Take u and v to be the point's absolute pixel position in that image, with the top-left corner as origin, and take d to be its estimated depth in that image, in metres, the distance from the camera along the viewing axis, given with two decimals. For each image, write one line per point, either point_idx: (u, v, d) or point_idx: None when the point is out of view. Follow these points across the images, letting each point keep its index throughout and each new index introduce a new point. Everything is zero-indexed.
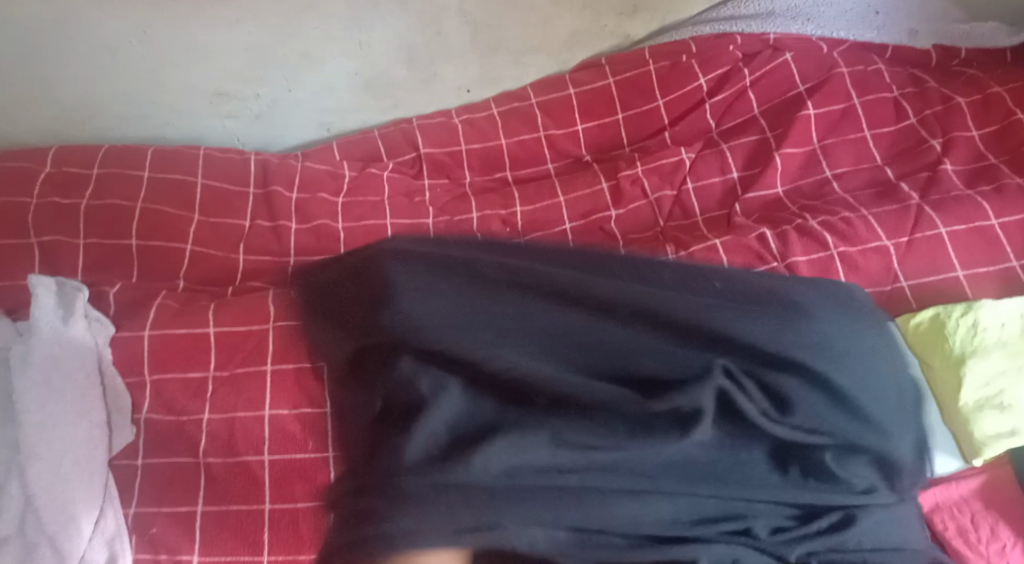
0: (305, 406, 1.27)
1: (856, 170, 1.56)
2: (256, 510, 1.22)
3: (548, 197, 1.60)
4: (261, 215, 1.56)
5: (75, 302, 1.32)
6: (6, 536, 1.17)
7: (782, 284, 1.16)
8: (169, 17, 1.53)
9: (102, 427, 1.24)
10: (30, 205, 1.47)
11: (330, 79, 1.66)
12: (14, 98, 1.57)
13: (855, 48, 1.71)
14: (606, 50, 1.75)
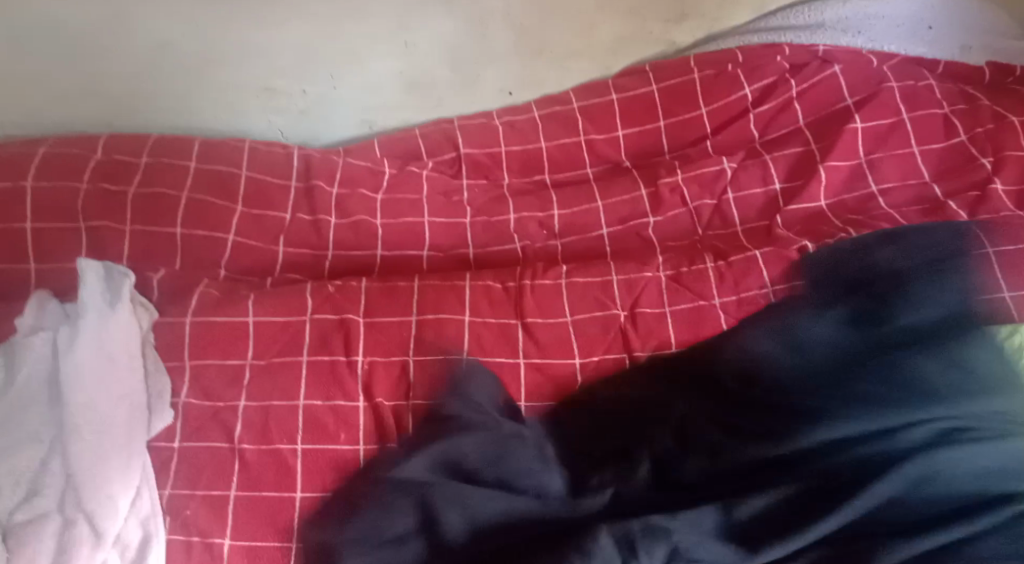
0: (339, 397, 1.28)
1: (902, 186, 1.54)
2: (287, 499, 1.21)
3: (587, 200, 1.60)
4: (302, 209, 1.57)
5: (122, 287, 1.34)
6: (47, 512, 1.18)
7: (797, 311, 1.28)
8: (220, 12, 1.55)
9: (142, 408, 1.26)
10: (80, 190, 1.49)
11: (375, 78, 1.68)
12: (65, 85, 1.60)
13: (905, 62, 1.69)
14: (651, 56, 1.74)
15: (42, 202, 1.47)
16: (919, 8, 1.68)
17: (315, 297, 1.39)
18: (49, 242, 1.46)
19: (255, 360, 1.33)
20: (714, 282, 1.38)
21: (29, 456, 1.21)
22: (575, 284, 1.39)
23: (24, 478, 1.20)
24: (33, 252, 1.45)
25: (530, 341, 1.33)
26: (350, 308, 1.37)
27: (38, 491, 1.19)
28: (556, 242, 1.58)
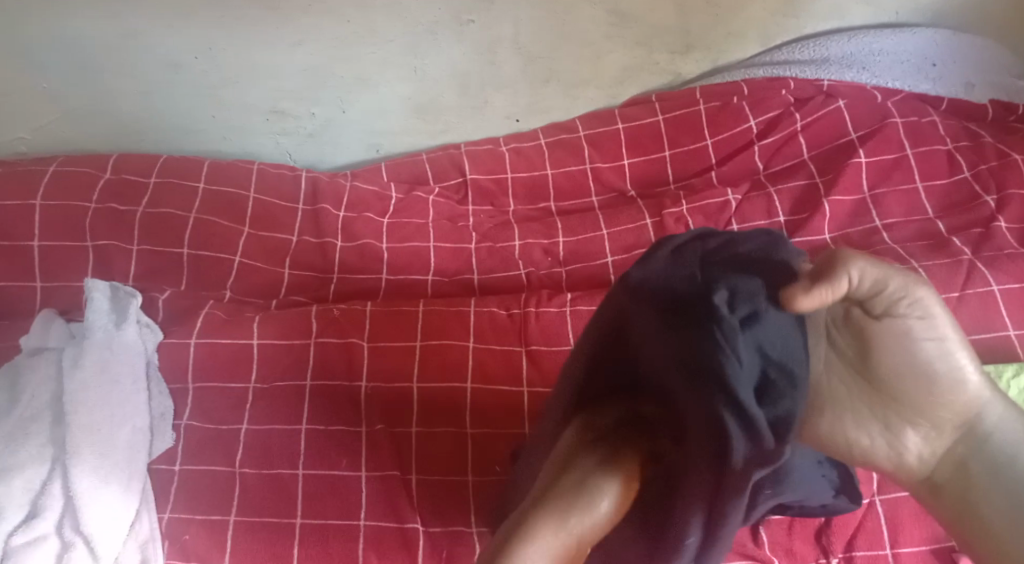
0: (340, 423, 1.33)
1: (906, 222, 1.55)
2: (287, 523, 1.25)
3: (592, 228, 1.61)
4: (308, 231, 1.58)
5: (128, 308, 1.37)
6: (44, 534, 1.18)
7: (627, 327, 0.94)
8: (229, 35, 1.54)
9: (145, 431, 1.28)
10: (88, 210, 1.50)
11: (384, 102, 1.69)
12: (79, 103, 1.61)
13: (909, 99, 1.70)
14: (657, 87, 1.74)
15: (49, 221, 1.48)
16: (926, 46, 1.70)
17: (319, 320, 1.42)
18: (53, 260, 1.46)
19: (259, 383, 1.37)
20: None
21: (28, 478, 1.20)
22: (580, 312, 1.45)
23: (22, 500, 1.19)
24: (39, 269, 1.46)
25: (534, 367, 1.40)
26: (354, 332, 1.42)
27: (38, 513, 1.19)
28: (560, 269, 1.58)
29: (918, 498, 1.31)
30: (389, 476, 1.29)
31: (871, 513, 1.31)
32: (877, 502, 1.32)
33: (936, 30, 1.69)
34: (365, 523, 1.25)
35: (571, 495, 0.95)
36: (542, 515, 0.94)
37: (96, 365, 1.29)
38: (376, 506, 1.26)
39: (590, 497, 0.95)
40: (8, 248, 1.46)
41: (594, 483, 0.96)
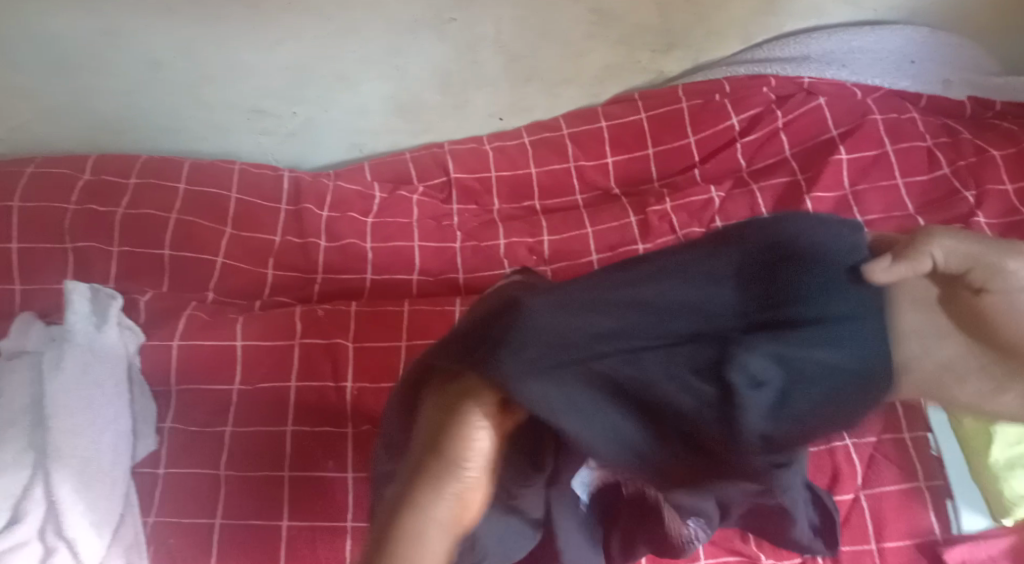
0: (326, 425, 1.33)
1: (885, 218, 1.56)
2: (273, 526, 1.24)
3: (576, 226, 1.62)
4: (291, 231, 1.57)
5: (110, 309, 1.36)
6: (25, 539, 1.17)
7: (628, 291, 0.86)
8: (210, 34, 1.53)
9: (128, 435, 1.27)
10: (68, 211, 1.49)
11: (367, 100, 1.68)
12: (57, 102, 1.59)
13: (889, 96, 1.73)
14: (639, 85, 1.74)
15: (28, 222, 1.46)
16: (904, 45, 1.70)
17: (303, 320, 1.42)
18: (32, 262, 1.45)
19: (243, 385, 1.36)
20: None
21: (9, 483, 1.19)
22: None
23: (3, 506, 1.18)
24: (18, 272, 1.44)
25: None
26: (339, 332, 1.41)
27: (19, 518, 1.18)
28: (545, 267, 1.58)
29: (901, 493, 1.30)
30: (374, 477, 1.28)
31: (856, 508, 1.30)
32: (862, 497, 1.30)
33: (914, 29, 1.69)
34: (352, 525, 1.24)
35: (443, 452, 0.83)
36: (423, 489, 0.83)
37: (76, 368, 1.28)
38: (363, 507, 1.25)
39: (461, 444, 0.83)
40: None
41: (458, 430, 0.83)
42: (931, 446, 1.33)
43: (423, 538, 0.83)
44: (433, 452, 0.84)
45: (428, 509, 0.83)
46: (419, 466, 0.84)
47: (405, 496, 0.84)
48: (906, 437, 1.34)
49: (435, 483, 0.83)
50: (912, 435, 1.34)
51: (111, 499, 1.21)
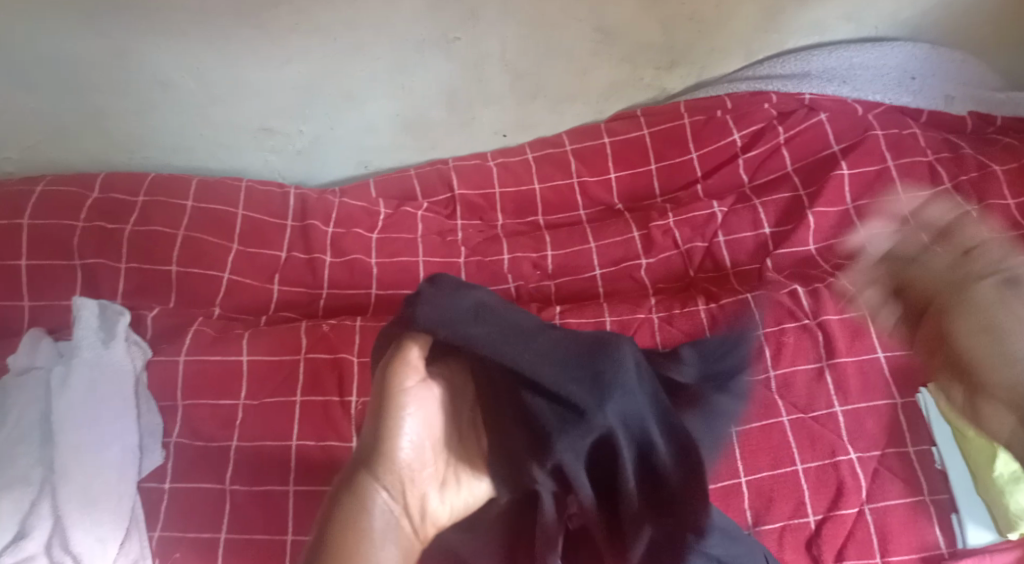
0: (330, 438, 1.33)
1: (890, 232, 1.56)
2: (279, 541, 1.26)
3: (579, 242, 1.63)
4: (298, 247, 1.59)
5: (117, 326, 1.37)
6: (32, 555, 1.19)
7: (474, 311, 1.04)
8: (220, 54, 1.55)
9: (134, 450, 1.27)
10: (77, 228, 1.50)
11: (372, 118, 1.69)
12: (68, 121, 1.61)
13: (890, 111, 1.72)
14: (643, 101, 1.76)
15: (38, 240, 1.48)
16: (905, 60, 1.73)
17: (308, 335, 1.42)
18: (42, 279, 1.46)
19: (249, 400, 1.36)
20: (707, 324, 1.42)
21: (16, 499, 1.20)
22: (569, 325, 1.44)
23: (10, 521, 1.19)
24: (27, 288, 1.45)
25: None
26: (344, 347, 1.40)
27: (26, 534, 1.19)
28: (549, 282, 1.59)
29: (907, 507, 1.30)
30: None
31: (862, 522, 1.29)
32: (867, 511, 1.30)
33: (915, 45, 1.73)
34: None
35: (382, 451, 1.06)
36: (365, 475, 1.05)
37: (84, 386, 1.29)
38: None
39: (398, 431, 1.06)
40: None
41: (392, 428, 1.05)
42: (935, 459, 1.32)
43: (364, 527, 1.03)
44: (376, 451, 1.06)
45: (367, 497, 1.04)
46: (367, 460, 1.06)
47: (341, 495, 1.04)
48: (909, 450, 1.33)
49: (379, 474, 1.05)
50: (916, 448, 1.33)
51: (115, 516, 1.22)
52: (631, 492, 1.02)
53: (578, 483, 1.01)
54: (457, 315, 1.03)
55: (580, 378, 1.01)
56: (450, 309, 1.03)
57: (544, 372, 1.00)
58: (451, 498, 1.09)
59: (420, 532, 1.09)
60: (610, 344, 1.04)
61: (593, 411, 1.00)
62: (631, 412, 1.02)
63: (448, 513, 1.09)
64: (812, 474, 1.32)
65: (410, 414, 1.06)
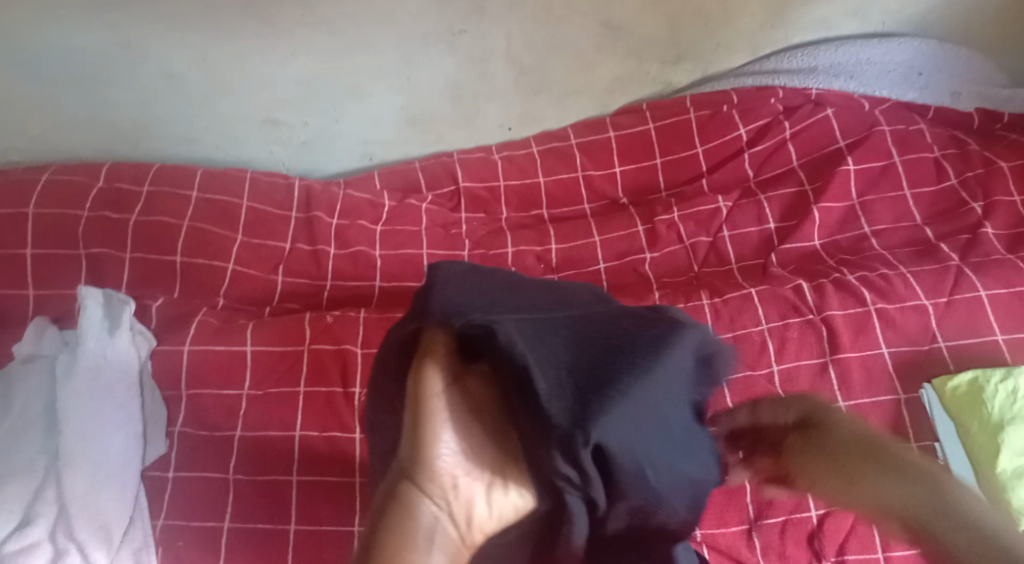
0: (334, 429, 1.33)
1: (895, 228, 1.57)
2: (282, 530, 1.26)
3: (583, 235, 1.62)
4: (302, 238, 1.59)
5: (122, 316, 1.36)
6: (37, 541, 1.19)
7: (481, 291, 0.98)
8: (225, 46, 1.55)
9: (137, 438, 1.28)
10: (82, 218, 1.50)
11: (377, 110, 1.69)
12: (73, 112, 1.61)
13: (897, 107, 1.73)
14: (648, 96, 1.75)
15: (43, 229, 1.48)
16: (911, 56, 1.72)
17: (312, 327, 1.42)
18: (48, 268, 1.47)
19: (253, 390, 1.36)
20: (710, 318, 1.42)
21: (22, 485, 1.22)
22: None
23: (15, 506, 1.21)
24: (32, 278, 1.46)
25: None
26: (348, 338, 1.40)
27: (30, 520, 1.20)
28: (553, 276, 1.59)
29: None
30: None
31: None
32: None
33: (921, 41, 1.71)
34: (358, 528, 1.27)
35: (422, 459, 0.93)
36: (408, 487, 0.93)
37: (90, 374, 1.29)
38: None
39: (434, 435, 0.93)
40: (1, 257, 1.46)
41: (432, 434, 0.93)
42: (939, 455, 1.32)
43: (410, 544, 0.91)
44: (415, 460, 0.93)
45: (411, 509, 0.92)
46: (407, 469, 0.94)
47: (383, 511, 0.93)
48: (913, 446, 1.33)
49: (422, 484, 0.93)
50: (918, 444, 1.33)
51: (119, 505, 1.23)
52: (651, 491, 0.91)
53: (592, 484, 0.88)
54: (475, 301, 0.97)
55: (591, 372, 0.90)
56: (455, 288, 0.98)
57: (548, 375, 0.89)
58: (500, 502, 0.94)
59: (467, 540, 0.95)
60: (660, 324, 0.95)
61: (591, 416, 0.87)
62: (651, 406, 0.90)
63: (497, 520, 0.94)
64: None
65: (450, 413, 0.94)
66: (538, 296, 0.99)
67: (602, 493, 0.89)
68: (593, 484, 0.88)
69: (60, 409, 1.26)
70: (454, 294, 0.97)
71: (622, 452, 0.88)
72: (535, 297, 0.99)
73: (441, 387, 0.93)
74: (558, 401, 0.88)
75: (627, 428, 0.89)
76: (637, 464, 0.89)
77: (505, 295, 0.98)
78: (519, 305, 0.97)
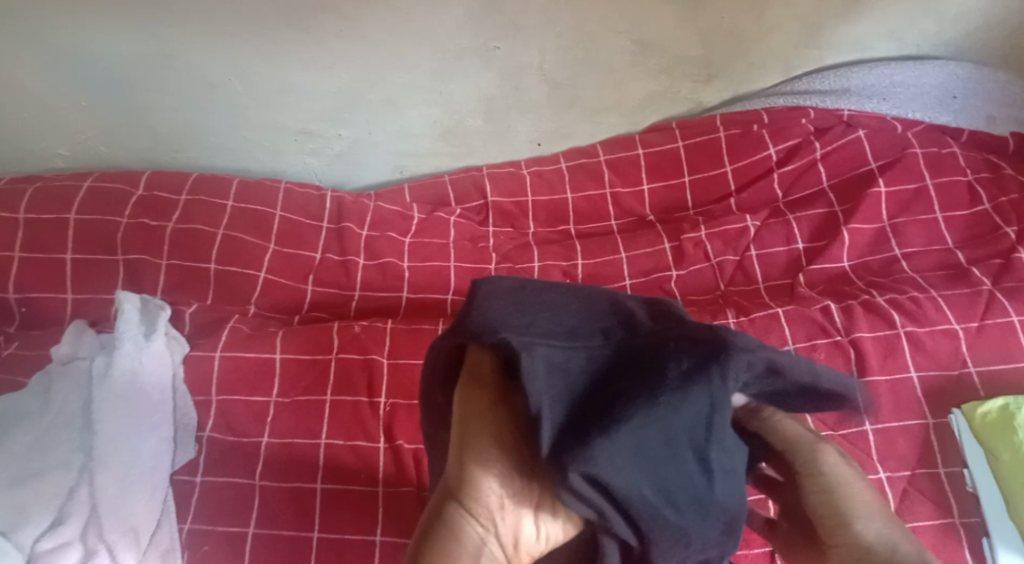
0: (360, 438, 1.34)
1: (926, 251, 1.57)
2: (306, 537, 1.27)
3: (611, 252, 1.63)
4: (332, 249, 1.61)
5: (158, 320, 1.39)
6: (70, 539, 1.21)
7: (522, 305, 0.96)
8: (264, 58, 1.58)
9: (169, 441, 1.30)
10: (120, 224, 1.53)
11: (409, 124, 1.71)
12: (114, 120, 1.64)
13: (930, 130, 1.71)
14: (678, 114, 1.76)
15: (82, 234, 1.51)
16: (947, 79, 1.72)
17: (340, 336, 1.43)
18: (85, 273, 1.49)
19: (281, 397, 1.37)
20: None
21: (56, 484, 1.23)
22: None
23: (49, 505, 1.22)
24: (71, 281, 1.49)
25: None
26: (376, 349, 1.41)
27: (63, 518, 1.22)
28: None
29: (938, 530, 1.28)
30: (401, 490, 1.31)
31: None
32: None
33: (957, 64, 1.72)
34: (381, 538, 1.27)
35: (465, 483, 0.94)
36: (454, 509, 0.94)
37: (125, 378, 1.31)
38: (393, 521, 1.28)
39: (480, 458, 0.94)
40: (42, 260, 1.49)
41: (476, 457, 0.94)
42: (967, 482, 1.31)
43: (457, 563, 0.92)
44: (461, 479, 0.94)
45: (455, 530, 0.93)
46: (453, 488, 0.95)
47: (428, 526, 0.94)
48: (940, 471, 1.32)
49: (467, 506, 0.94)
50: (946, 469, 1.32)
51: (149, 507, 1.25)
52: (680, 526, 0.91)
53: (610, 517, 0.90)
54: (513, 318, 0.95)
55: (606, 409, 0.90)
56: (500, 302, 0.96)
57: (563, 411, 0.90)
58: (546, 526, 0.95)
59: (513, 561, 0.96)
60: (702, 354, 0.92)
61: (603, 457, 0.88)
62: (671, 443, 0.90)
63: (543, 544, 0.95)
64: None
65: (498, 437, 0.94)
66: (582, 313, 0.97)
67: (623, 527, 0.91)
68: (612, 519, 0.90)
69: (95, 411, 1.28)
70: (495, 308, 0.96)
71: (639, 490, 0.89)
72: (580, 313, 0.97)
73: (481, 407, 0.95)
74: (563, 439, 0.89)
75: (640, 469, 0.89)
76: (659, 501, 0.90)
77: (546, 310, 0.96)
78: (561, 323, 0.95)
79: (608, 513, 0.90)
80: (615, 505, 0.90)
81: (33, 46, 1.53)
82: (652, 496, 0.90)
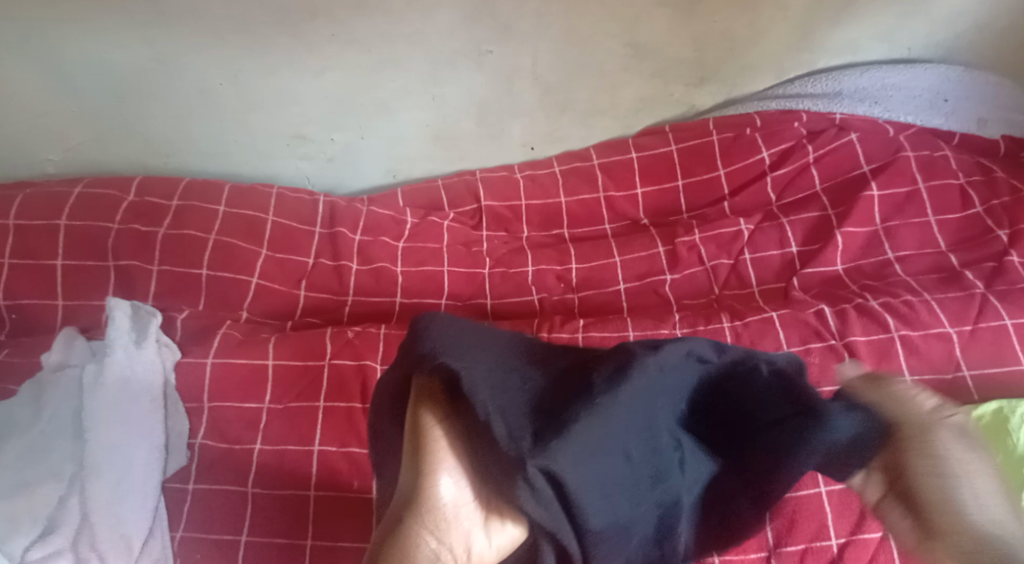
0: (353, 444, 1.33)
1: (919, 254, 1.57)
2: (299, 544, 1.27)
3: (605, 256, 1.63)
4: (325, 254, 1.60)
5: (149, 326, 1.39)
6: (60, 549, 1.20)
7: (458, 344, 1.06)
8: (258, 63, 1.58)
9: (160, 449, 1.30)
10: (112, 230, 1.52)
11: (401, 128, 1.71)
12: (105, 126, 1.63)
13: (922, 132, 1.71)
14: (671, 117, 1.76)
15: (73, 241, 1.50)
16: (938, 81, 1.72)
17: (334, 341, 1.43)
18: (77, 280, 1.49)
19: (274, 403, 1.37)
20: (731, 341, 1.41)
21: (46, 493, 1.23)
22: (592, 338, 1.43)
23: (40, 514, 1.22)
24: (62, 288, 1.48)
25: None
26: (369, 354, 1.41)
27: (54, 528, 1.21)
28: (573, 295, 1.59)
29: None
30: None
31: (884, 547, 1.27)
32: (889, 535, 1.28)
33: (948, 67, 1.72)
34: None
35: (421, 497, 1.00)
36: (408, 521, 1.00)
37: (115, 385, 1.31)
38: None
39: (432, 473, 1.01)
40: (33, 266, 1.48)
41: (432, 471, 1.01)
42: None
43: None
44: (416, 493, 1.00)
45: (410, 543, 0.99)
46: (408, 504, 1.01)
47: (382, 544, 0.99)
48: None
49: (422, 519, 1.00)
50: None
51: (141, 515, 1.24)
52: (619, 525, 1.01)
53: (559, 519, 0.98)
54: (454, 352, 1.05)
55: (550, 420, 1.00)
56: (441, 341, 1.05)
57: (514, 421, 0.99)
58: (496, 537, 1.02)
59: None
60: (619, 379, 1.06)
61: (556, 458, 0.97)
62: (608, 447, 1.01)
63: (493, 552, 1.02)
64: (836, 497, 1.29)
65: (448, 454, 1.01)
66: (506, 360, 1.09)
67: (568, 532, 0.98)
68: (560, 521, 0.98)
69: (86, 419, 1.27)
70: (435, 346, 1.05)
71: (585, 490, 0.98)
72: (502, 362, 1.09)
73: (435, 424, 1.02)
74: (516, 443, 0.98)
75: (586, 471, 0.99)
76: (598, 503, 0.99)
77: (479, 350, 1.07)
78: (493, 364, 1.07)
79: (557, 518, 0.98)
80: (562, 507, 0.98)
81: (25, 52, 1.52)
82: (593, 498, 0.99)
